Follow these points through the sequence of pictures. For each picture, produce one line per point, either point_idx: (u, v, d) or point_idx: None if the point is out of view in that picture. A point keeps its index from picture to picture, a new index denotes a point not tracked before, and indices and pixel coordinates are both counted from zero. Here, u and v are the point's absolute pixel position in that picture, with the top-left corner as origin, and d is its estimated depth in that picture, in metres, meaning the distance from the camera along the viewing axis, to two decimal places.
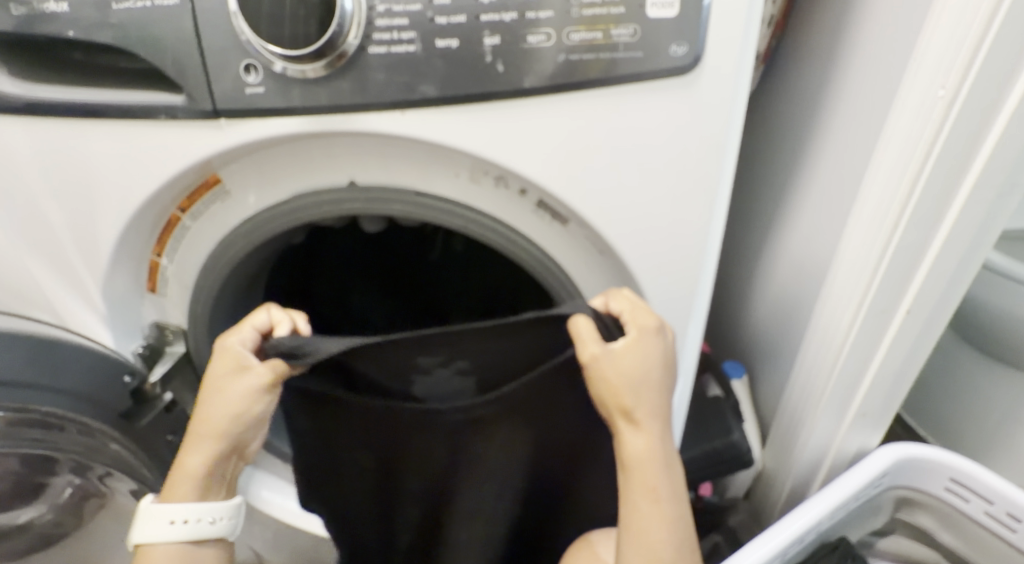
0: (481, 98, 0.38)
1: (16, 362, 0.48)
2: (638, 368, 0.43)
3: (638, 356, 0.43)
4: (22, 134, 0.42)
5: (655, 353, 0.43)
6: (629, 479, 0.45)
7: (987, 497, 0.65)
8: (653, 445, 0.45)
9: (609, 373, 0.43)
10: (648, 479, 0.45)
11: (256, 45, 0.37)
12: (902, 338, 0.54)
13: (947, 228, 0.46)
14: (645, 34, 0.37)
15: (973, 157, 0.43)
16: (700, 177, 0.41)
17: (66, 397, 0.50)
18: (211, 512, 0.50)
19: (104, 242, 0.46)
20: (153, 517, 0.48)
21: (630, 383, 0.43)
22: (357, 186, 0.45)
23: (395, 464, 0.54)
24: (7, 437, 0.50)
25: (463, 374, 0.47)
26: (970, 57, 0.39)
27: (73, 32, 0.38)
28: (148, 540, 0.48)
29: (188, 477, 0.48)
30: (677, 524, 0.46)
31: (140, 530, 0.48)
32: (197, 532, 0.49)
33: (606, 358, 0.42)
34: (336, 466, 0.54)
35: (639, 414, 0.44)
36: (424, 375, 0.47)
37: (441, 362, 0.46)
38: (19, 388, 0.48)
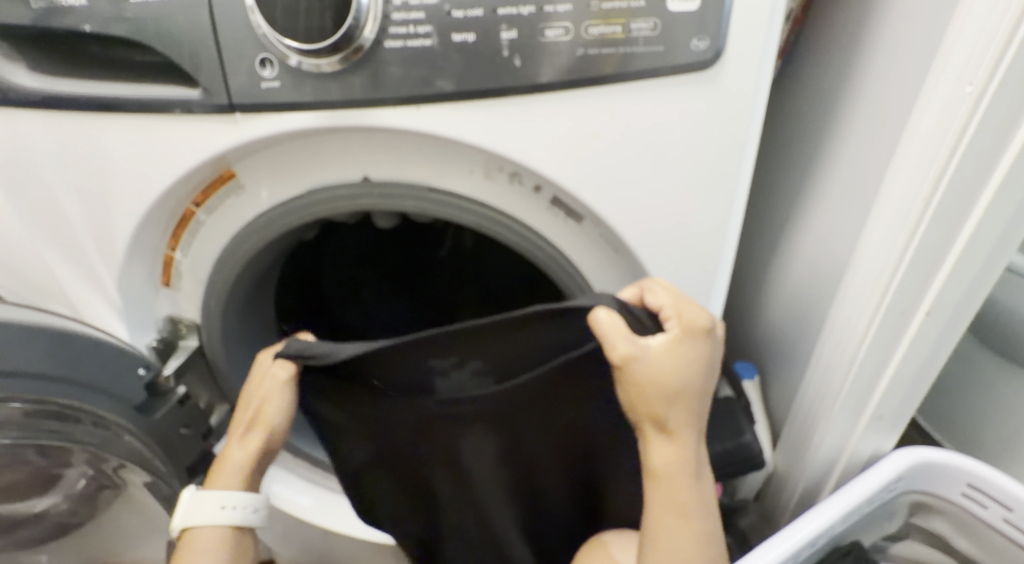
0: (498, 93, 0.37)
1: (34, 353, 0.48)
2: (674, 372, 0.42)
3: (675, 359, 0.42)
4: (41, 128, 0.42)
5: (690, 353, 0.43)
6: (657, 489, 0.44)
7: (1006, 503, 0.64)
8: (682, 453, 0.44)
9: (641, 376, 0.41)
10: (677, 490, 0.44)
11: (271, 38, 0.37)
12: (921, 341, 0.53)
13: (972, 228, 0.45)
14: (665, 28, 0.36)
15: (1000, 155, 0.42)
16: (718, 176, 0.40)
17: (81, 389, 0.50)
18: (253, 500, 0.51)
19: (120, 234, 0.46)
20: (201, 503, 0.49)
21: (665, 390, 0.42)
22: (371, 181, 0.45)
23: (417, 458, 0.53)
24: (23, 428, 0.49)
25: (481, 373, 0.46)
26: (999, 52, 0.38)
27: (89, 26, 0.38)
28: (195, 524, 0.48)
29: (226, 470, 0.50)
30: (705, 529, 0.46)
31: (188, 514, 0.49)
32: (239, 519, 0.50)
33: (639, 360, 0.41)
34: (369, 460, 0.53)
35: (671, 423, 0.43)
36: (442, 377, 0.46)
37: (455, 362, 0.45)
38: (35, 379, 0.48)
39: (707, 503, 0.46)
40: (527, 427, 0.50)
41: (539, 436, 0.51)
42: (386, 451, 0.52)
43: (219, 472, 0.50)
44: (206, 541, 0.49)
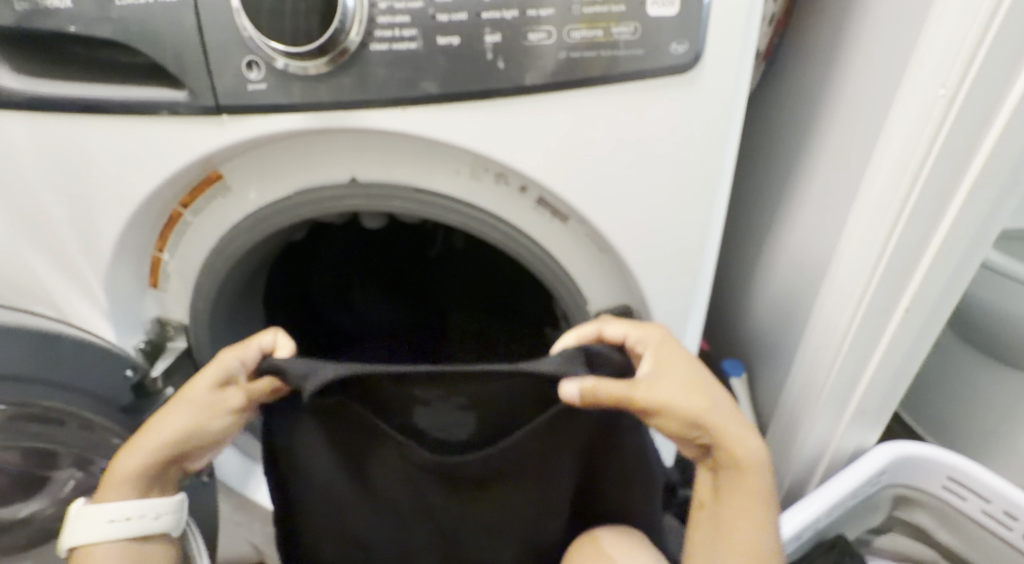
0: (483, 95, 0.38)
1: (16, 355, 0.47)
2: (685, 375, 0.42)
3: (676, 367, 0.43)
4: (24, 129, 0.42)
5: (684, 360, 0.43)
6: (750, 483, 0.42)
7: (985, 496, 0.66)
8: (748, 435, 0.43)
9: (669, 403, 0.41)
10: (762, 471, 0.43)
11: (258, 41, 0.37)
12: (902, 337, 0.54)
13: (948, 226, 0.46)
14: (646, 31, 0.37)
15: (973, 156, 0.43)
16: (700, 177, 0.41)
17: (66, 391, 0.49)
18: (146, 507, 0.44)
19: (106, 236, 0.46)
20: (85, 519, 0.43)
21: (693, 391, 0.42)
22: (358, 182, 0.45)
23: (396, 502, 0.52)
24: (9, 430, 0.50)
25: (464, 407, 0.46)
26: (970, 56, 0.39)
27: (74, 27, 0.38)
28: (79, 542, 0.43)
29: (118, 480, 0.44)
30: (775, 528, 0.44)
31: (71, 533, 0.44)
32: (131, 529, 0.44)
33: (651, 385, 0.41)
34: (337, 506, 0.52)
35: (722, 417, 0.42)
36: (423, 406, 0.46)
37: (439, 396, 0.45)
38: (18, 382, 0.47)
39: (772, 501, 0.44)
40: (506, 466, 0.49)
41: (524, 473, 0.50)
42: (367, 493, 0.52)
43: (112, 484, 0.44)
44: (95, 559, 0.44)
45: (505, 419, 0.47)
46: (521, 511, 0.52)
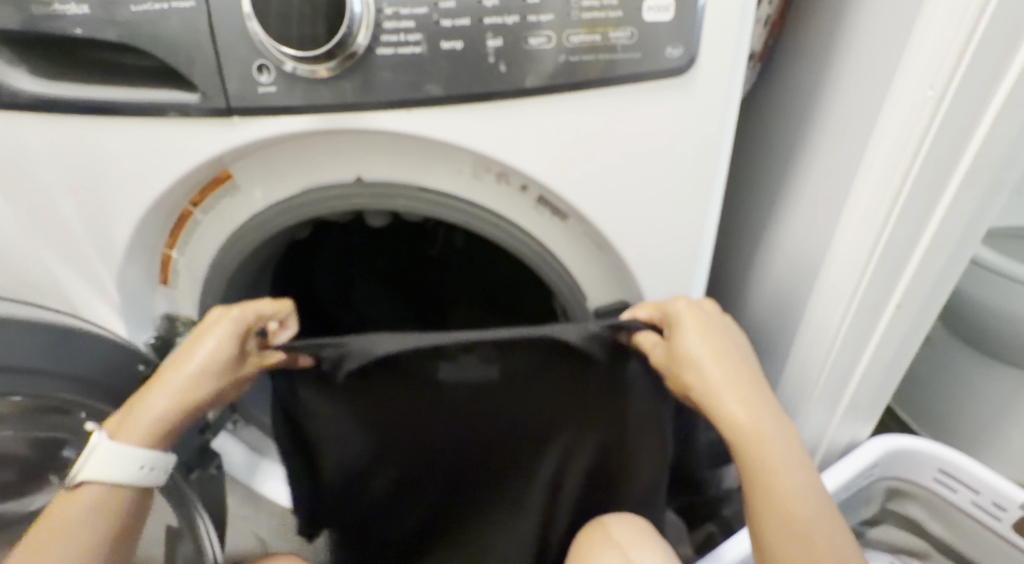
0: (484, 97, 0.39)
1: (33, 349, 0.48)
2: (701, 344, 0.43)
3: (696, 334, 0.44)
4: (41, 130, 0.43)
5: (706, 330, 0.44)
6: (745, 459, 0.42)
7: (974, 488, 0.67)
8: (754, 411, 0.42)
9: (679, 368, 0.44)
10: (763, 449, 0.41)
11: (268, 45, 0.38)
12: (893, 330, 0.57)
13: (937, 223, 0.49)
14: (643, 36, 0.38)
15: (960, 156, 0.46)
16: (696, 177, 0.42)
17: (63, 381, 0.49)
18: (162, 461, 0.46)
19: (120, 233, 0.47)
20: (113, 458, 0.44)
21: (699, 358, 0.43)
22: (363, 182, 0.47)
23: (419, 460, 0.53)
24: (32, 420, 0.51)
25: (488, 361, 0.47)
26: (957, 58, 0.41)
27: (80, 30, 0.39)
28: (98, 478, 0.44)
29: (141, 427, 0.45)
30: (829, 515, 0.41)
31: (95, 466, 0.43)
32: (147, 480, 0.46)
33: (670, 355, 0.44)
34: (360, 469, 0.53)
35: (726, 383, 0.42)
36: (448, 360, 0.47)
37: (464, 350, 0.46)
38: (11, 371, 0.47)
39: (819, 488, 0.42)
40: (527, 414, 0.51)
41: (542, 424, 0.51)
42: (390, 456, 0.53)
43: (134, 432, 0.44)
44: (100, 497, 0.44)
45: (523, 379, 0.49)
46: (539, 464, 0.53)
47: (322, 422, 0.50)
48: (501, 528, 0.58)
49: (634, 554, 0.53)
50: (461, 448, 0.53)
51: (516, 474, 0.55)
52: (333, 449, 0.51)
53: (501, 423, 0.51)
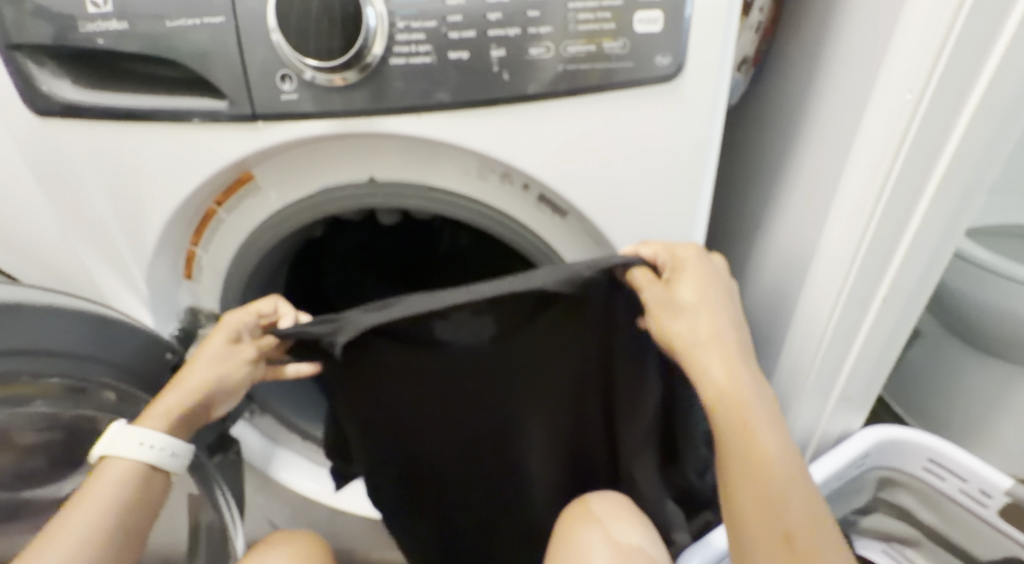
0: (489, 103, 0.42)
1: (77, 334, 0.49)
2: (700, 297, 0.45)
3: (698, 288, 0.46)
4: (81, 135, 0.46)
5: (706, 286, 0.46)
6: (723, 419, 0.44)
7: (962, 475, 0.69)
8: (736, 375, 0.44)
9: (676, 316, 0.45)
10: (743, 412, 0.44)
11: (291, 56, 0.41)
12: (881, 323, 0.60)
13: (920, 219, 0.52)
14: (635, 46, 0.41)
15: (939, 155, 0.49)
16: (687, 177, 0.45)
17: (88, 362, 0.50)
18: (173, 445, 0.49)
19: (152, 231, 0.50)
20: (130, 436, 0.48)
21: (696, 312, 0.45)
22: (376, 182, 0.50)
23: (430, 408, 0.55)
24: (67, 402, 0.51)
25: (481, 316, 0.47)
26: (933, 64, 0.45)
27: (102, 40, 0.43)
28: (114, 453, 0.47)
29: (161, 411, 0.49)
30: (797, 478, 0.44)
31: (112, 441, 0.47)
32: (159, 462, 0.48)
33: (667, 300, 0.45)
34: (376, 420, 0.55)
35: (716, 342, 0.45)
36: (442, 319, 0.47)
37: (457, 310, 0.46)
38: (42, 355, 0.46)
39: (791, 453, 0.45)
40: (528, 362, 0.52)
41: (544, 372, 0.53)
42: (401, 406, 0.55)
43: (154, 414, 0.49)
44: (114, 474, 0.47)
45: (519, 329, 0.49)
46: (547, 409, 0.55)
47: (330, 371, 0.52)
48: (517, 468, 0.61)
49: (614, 524, 0.57)
50: (467, 398, 0.54)
51: (529, 418, 0.56)
52: (345, 397, 0.53)
53: (504, 372, 0.53)
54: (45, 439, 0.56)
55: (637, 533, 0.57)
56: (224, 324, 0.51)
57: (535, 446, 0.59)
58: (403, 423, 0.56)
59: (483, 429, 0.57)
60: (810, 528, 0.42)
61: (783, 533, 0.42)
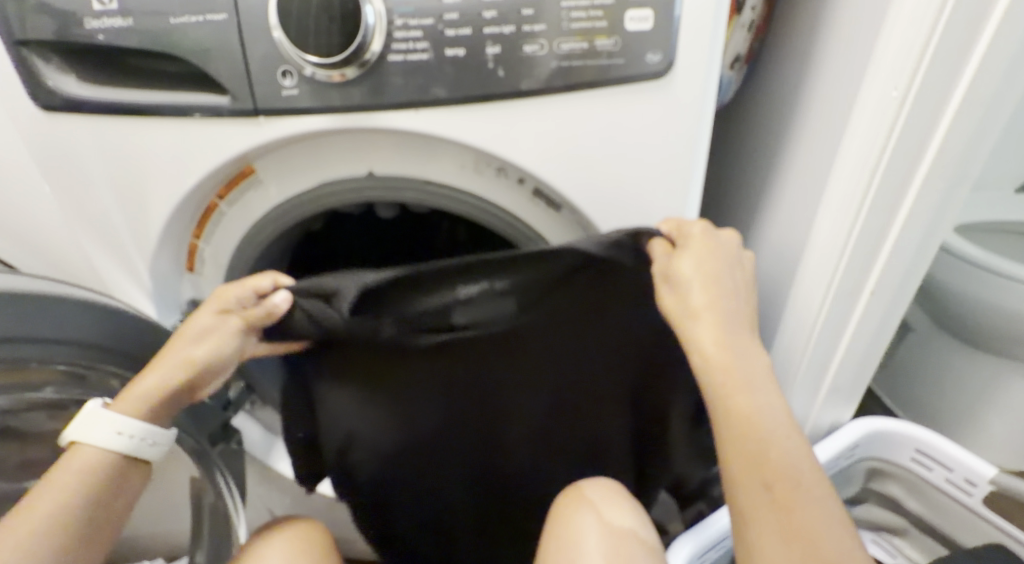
0: (485, 98, 0.44)
1: (84, 322, 0.50)
2: (705, 270, 0.46)
3: (703, 262, 0.46)
4: (86, 129, 0.47)
5: (715, 264, 0.47)
6: (711, 385, 0.45)
7: (948, 465, 0.71)
8: (727, 347, 0.45)
9: (677, 285, 0.46)
10: (732, 381, 0.44)
11: (292, 53, 0.42)
12: (870, 315, 0.61)
13: (905, 213, 0.54)
14: (626, 43, 0.42)
15: (924, 151, 0.51)
16: (678, 171, 0.47)
17: (94, 350, 0.51)
18: (148, 433, 0.49)
19: (155, 223, 0.51)
20: (98, 422, 0.48)
21: (699, 282, 0.46)
22: (375, 176, 0.51)
23: (443, 397, 0.57)
24: (74, 389, 0.53)
25: (501, 300, 0.49)
26: (917, 61, 0.46)
27: (104, 36, 0.44)
28: (81, 439, 0.48)
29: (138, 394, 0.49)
30: (786, 434, 0.44)
31: (82, 426, 0.48)
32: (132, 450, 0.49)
33: (671, 268, 0.46)
34: (387, 408, 0.56)
35: (718, 313, 0.45)
36: (463, 303, 0.49)
37: (478, 288, 0.48)
38: (49, 343, 0.48)
39: (780, 412, 0.45)
40: (537, 347, 0.54)
41: (553, 355, 0.55)
42: (414, 395, 0.56)
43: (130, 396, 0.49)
44: (85, 461, 0.48)
45: (534, 313, 0.51)
46: (552, 391, 0.57)
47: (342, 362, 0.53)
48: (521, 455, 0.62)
49: (606, 510, 0.59)
50: (479, 385, 0.56)
51: (536, 404, 0.58)
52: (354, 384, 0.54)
53: (515, 357, 0.55)
54: (50, 428, 0.57)
55: (629, 518, 0.58)
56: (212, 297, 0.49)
57: (540, 434, 0.60)
58: (414, 412, 0.57)
59: (492, 418, 0.59)
60: (793, 478, 0.42)
61: (765, 481, 0.42)
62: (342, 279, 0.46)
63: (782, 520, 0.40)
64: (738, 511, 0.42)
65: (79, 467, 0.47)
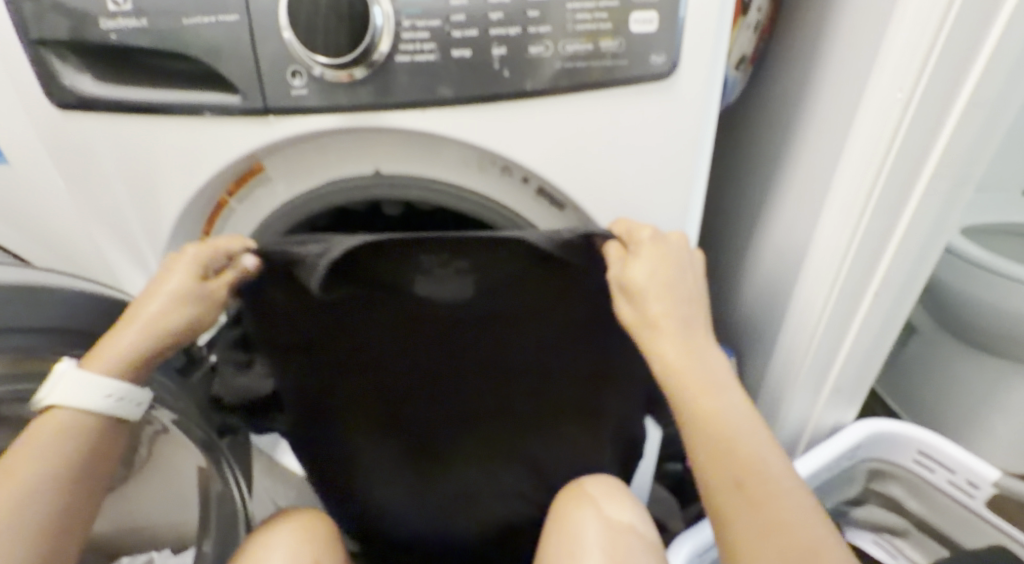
0: (490, 99, 0.44)
1: (91, 316, 0.52)
2: (664, 274, 0.46)
3: (659, 265, 0.46)
4: (100, 127, 0.48)
5: (672, 268, 0.46)
6: (677, 398, 0.45)
7: (950, 467, 0.71)
8: (685, 356, 0.45)
9: (635, 294, 0.46)
10: (698, 390, 0.44)
11: (302, 54, 0.43)
12: (872, 317, 0.61)
13: (910, 214, 0.54)
14: (630, 45, 0.43)
15: (929, 153, 0.51)
16: (681, 171, 0.47)
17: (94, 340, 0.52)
18: (134, 396, 0.49)
19: (166, 220, 0.52)
20: (80, 384, 0.47)
21: (655, 289, 0.45)
22: (381, 174, 0.51)
23: (410, 385, 0.56)
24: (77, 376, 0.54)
25: (464, 278, 0.50)
26: (922, 63, 0.46)
27: (116, 36, 0.45)
28: (67, 403, 0.46)
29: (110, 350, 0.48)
30: (751, 430, 0.44)
31: (65, 390, 0.46)
32: (119, 413, 0.48)
33: (628, 276, 0.46)
34: (350, 392, 0.57)
35: (672, 320, 0.45)
36: (424, 274, 0.49)
37: (440, 262, 0.48)
38: (55, 333, 0.50)
39: (741, 408, 0.45)
40: (504, 337, 0.54)
41: (527, 346, 0.54)
42: (381, 382, 0.56)
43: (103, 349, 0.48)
44: (68, 423, 0.47)
45: (498, 293, 0.51)
46: (524, 389, 0.57)
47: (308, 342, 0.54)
48: (496, 453, 0.61)
49: (607, 505, 0.59)
50: (448, 377, 0.56)
51: (511, 400, 0.57)
52: (313, 366, 0.55)
53: (483, 346, 0.54)
54: None
55: (628, 513, 0.59)
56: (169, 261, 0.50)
57: (516, 431, 0.60)
58: (384, 398, 0.57)
59: (464, 412, 0.58)
60: (762, 467, 0.43)
61: (738, 480, 0.43)
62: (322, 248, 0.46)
63: (756, 518, 0.42)
64: (715, 510, 0.43)
65: (66, 430, 0.46)
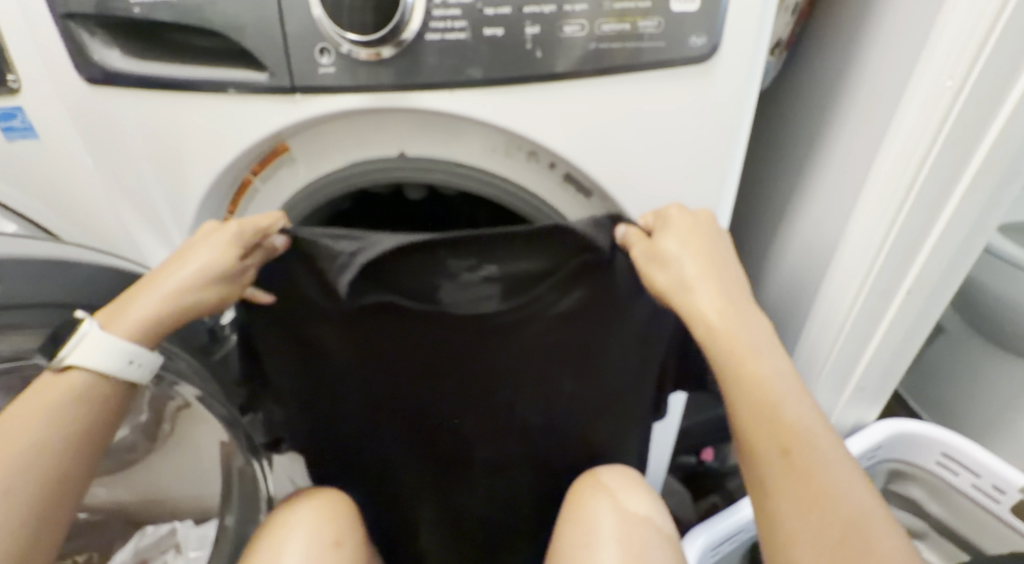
0: (521, 80, 0.43)
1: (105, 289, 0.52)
2: (699, 241, 0.45)
3: (694, 236, 0.45)
4: (125, 102, 0.48)
5: (706, 237, 0.46)
6: (721, 360, 0.43)
7: (975, 470, 0.69)
8: (727, 318, 0.44)
9: (669, 261, 0.45)
10: (743, 353, 0.43)
11: (333, 32, 0.42)
12: (903, 314, 0.59)
13: (952, 208, 0.52)
14: (669, 25, 0.41)
15: (977, 145, 0.49)
16: (714, 158, 0.46)
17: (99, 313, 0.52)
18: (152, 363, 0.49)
19: (190, 198, 0.52)
20: (102, 346, 0.46)
21: (691, 254, 0.45)
22: (407, 157, 0.51)
23: (430, 391, 0.57)
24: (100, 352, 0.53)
25: (489, 283, 0.49)
26: (977, 50, 0.44)
27: (139, 10, 0.44)
28: (85, 363, 0.46)
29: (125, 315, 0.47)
30: (796, 398, 0.42)
31: (83, 349, 0.46)
32: (136, 378, 0.48)
33: (664, 244, 0.45)
34: (368, 398, 0.58)
35: (710, 284, 0.44)
36: (452, 278, 0.49)
37: (471, 266, 0.48)
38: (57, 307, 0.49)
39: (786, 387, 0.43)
40: (526, 340, 0.54)
41: (554, 351, 0.55)
42: (406, 391, 0.57)
43: (116, 316, 0.47)
44: (86, 385, 0.46)
45: (523, 294, 0.50)
46: (547, 396, 0.58)
47: (339, 355, 0.55)
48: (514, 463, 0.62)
49: (625, 498, 0.59)
50: (470, 386, 0.57)
51: (532, 406, 0.58)
52: (341, 373, 0.56)
53: (504, 351, 0.54)
54: None
55: (645, 505, 0.58)
56: (203, 232, 0.49)
57: (533, 439, 0.60)
58: (404, 406, 0.58)
59: (483, 421, 0.59)
60: (812, 440, 0.41)
61: (783, 448, 0.41)
62: (356, 245, 0.46)
63: (801, 486, 0.40)
64: (756, 476, 0.42)
65: (83, 390, 0.46)
